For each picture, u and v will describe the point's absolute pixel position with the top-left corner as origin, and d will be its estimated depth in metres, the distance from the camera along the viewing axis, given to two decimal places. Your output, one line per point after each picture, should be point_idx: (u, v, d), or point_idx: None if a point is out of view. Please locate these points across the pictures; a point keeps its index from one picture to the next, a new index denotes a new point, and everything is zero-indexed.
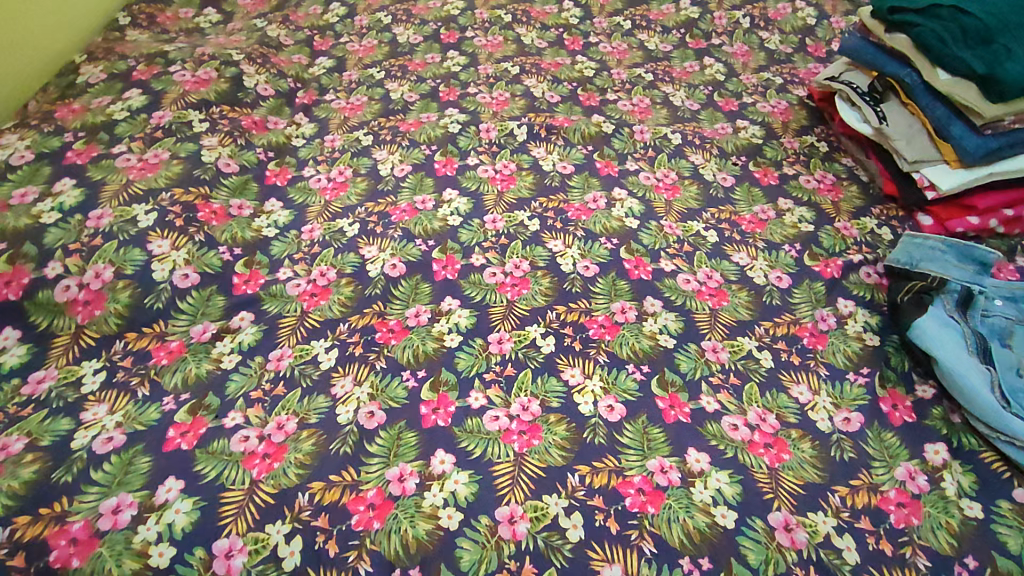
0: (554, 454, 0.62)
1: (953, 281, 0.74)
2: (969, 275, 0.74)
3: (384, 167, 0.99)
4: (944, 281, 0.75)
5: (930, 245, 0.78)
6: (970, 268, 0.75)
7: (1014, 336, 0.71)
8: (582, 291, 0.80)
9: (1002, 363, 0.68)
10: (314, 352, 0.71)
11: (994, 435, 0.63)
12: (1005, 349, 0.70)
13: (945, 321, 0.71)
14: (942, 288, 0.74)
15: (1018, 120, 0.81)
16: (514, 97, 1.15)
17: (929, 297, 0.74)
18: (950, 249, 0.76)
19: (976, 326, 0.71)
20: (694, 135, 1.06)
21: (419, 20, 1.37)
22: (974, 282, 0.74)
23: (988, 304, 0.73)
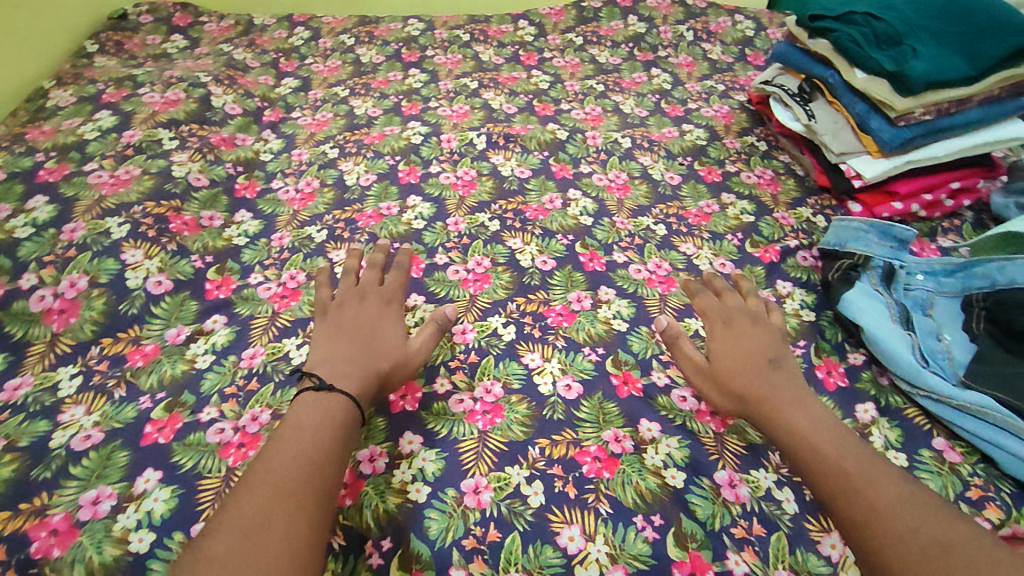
0: (516, 429, 0.66)
1: (877, 258, 0.81)
2: (889, 252, 0.82)
3: (350, 177, 1.03)
4: (868, 258, 0.81)
5: (855, 227, 0.84)
6: (889, 245, 0.82)
7: (935, 306, 0.78)
8: (540, 283, 0.85)
9: (924, 329, 0.75)
10: (286, 349, 0.75)
11: (917, 392, 0.69)
12: (927, 317, 0.77)
13: (871, 294, 0.78)
14: (867, 264, 0.81)
15: (927, 112, 0.89)
16: (473, 109, 1.22)
17: (855, 273, 0.81)
18: (872, 228, 0.83)
19: (899, 298, 0.78)
20: (642, 139, 1.13)
21: (381, 41, 1.44)
22: (895, 258, 0.81)
23: (909, 279, 0.80)
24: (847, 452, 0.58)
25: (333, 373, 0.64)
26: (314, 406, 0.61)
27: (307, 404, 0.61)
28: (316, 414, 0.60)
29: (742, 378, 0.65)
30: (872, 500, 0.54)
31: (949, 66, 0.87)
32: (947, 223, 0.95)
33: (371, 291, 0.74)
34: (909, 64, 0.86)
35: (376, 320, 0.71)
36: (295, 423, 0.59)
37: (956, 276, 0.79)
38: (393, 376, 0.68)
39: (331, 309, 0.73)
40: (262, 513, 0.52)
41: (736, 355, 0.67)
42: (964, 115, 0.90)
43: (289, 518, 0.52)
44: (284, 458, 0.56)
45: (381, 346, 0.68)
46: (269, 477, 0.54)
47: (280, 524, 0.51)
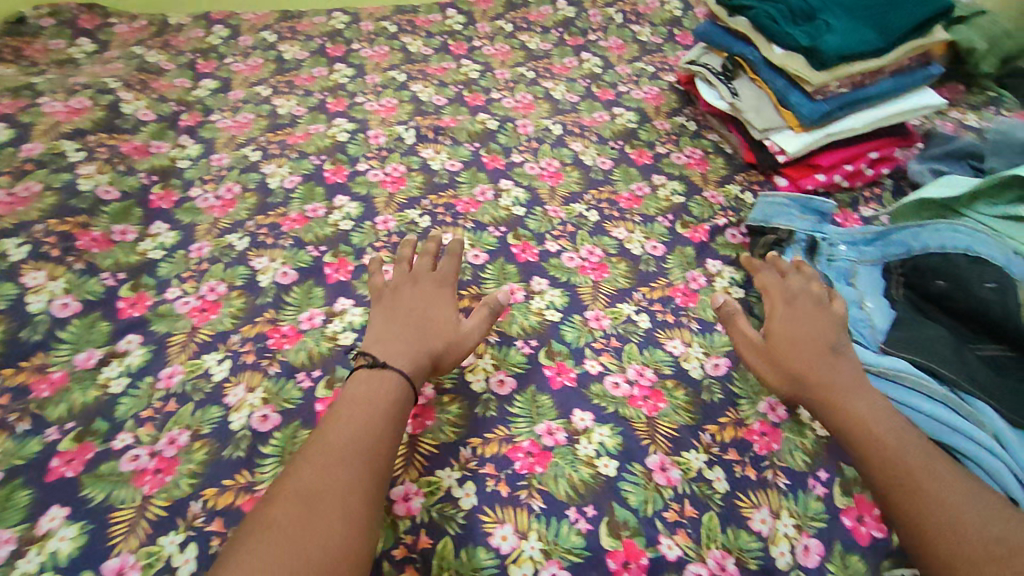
0: (446, 431, 0.65)
1: (799, 232, 0.83)
2: (810, 226, 0.84)
3: (273, 180, 0.99)
4: (791, 233, 0.83)
5: (778, 202, 0.87)
6: (810, 219, 0.85)
7: (858, 275, 0.79)
8: (473, 279, 0.84)
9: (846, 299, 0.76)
10: (206, 366, 0.71)
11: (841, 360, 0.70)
12: (850, 287, 0.78)
13: None
14: (790, 239, 0.83)
15: (843, 85, 0.90)
16: (401, 103, 1.18)
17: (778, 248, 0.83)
18: (794, 203, 0.86)
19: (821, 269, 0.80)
20: (573, 125, 1.12)
21: (304, 37, 1.39)
22: (815, 231, 0.83)
23: (832, 249, 0.82)
24: (904, 438, 0.57)
25: (383, 368, 0.63)
26: (360, 402, 0.60)
27: (358, 382, 0.62)
28: (369, 391, 0.61)
29: (794, 352, 0.65)
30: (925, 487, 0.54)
31: (861, 39, 0.88)
32: (869, 192, 0.97)
33: (423, 274, 0.75)
34: (822, 38, 0.87)
35: (431, 303, 0.72)
36: (356, 413, 0.58)
37: (875, 245, 0.81)
38: (446, 358, 0.68)
39: (387, 293, 0.73)
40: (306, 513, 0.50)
41: (793, 338, 0.67)
42: (878, 86, 0.92)
43: (330, 524, 0.50)
44: (327, 452, 0.55)
45: (434, 324, 0.69)
46: (323, 474, 0.53)
47: (322, 527, 0.49)
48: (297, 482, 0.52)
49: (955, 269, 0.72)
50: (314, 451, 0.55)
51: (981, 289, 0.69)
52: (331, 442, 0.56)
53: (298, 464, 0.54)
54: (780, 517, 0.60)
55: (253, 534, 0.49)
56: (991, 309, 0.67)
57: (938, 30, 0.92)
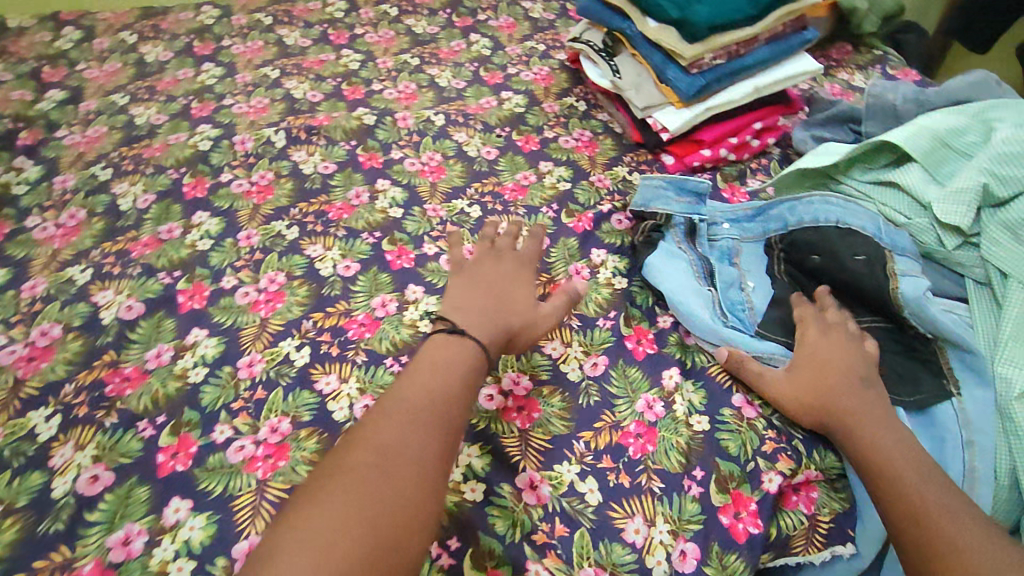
0: (300, 471, 0.61)
1: (676, 216, 0.78)
2: (687, 207, 0.79)
3: (125, 201, 0.90)
4: (669, 217, 0.79)
5: (654, 183, 0.81)
6: (687, 200, 0.79)
7: (741, 254, 0.76)
8: (342, 293, 0.78)
9: (725, 281, 0.73)
10: (31, 425, 0.64)
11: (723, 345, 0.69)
12: (733, 267, 0.75)
13: (672, 253, 0.76)
14: (669, 224, 0.79)
15: (717, 56, 0.87)
16: (273, 102, 1.10)
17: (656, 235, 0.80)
18: (670, 185, 0.80)
19: (703, 251, 0.76)
20: (457, 114, 1.06)
21: (168, 34, 1.27)
22: (693, 212, 0.79)
23: (713, 230, 0.78)
24: (929, 477, 0.53)
25: (456, 351, 0.59)
26: (446, 365, 0.58)
27: (433, 348, 0.59)
28: (448, 357, 0.58)
29: (819, 379, 0.61)
30: (947, 530, 0.49)
31: (731, 7, 0.84)
32: (757, 163, 0.94)
33: (506, 251, 0.71)
34: (691, 8, 0.84)
35: (509, 277, 0.67)
36: (445, 379, 0.57)
37: (757, 221, 0.78)
38: (520, 337, 0.64)
39: (466, 267, 0.69)
40: (374, 480, 0.49)
41: (819, 361, 0.62)
42: (754, 55, 0.89)
43: (401, 496, 0.49)
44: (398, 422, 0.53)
45: (514, 302, 0.65)
46: (399, 436, 0.52)
47: (385, 499, 0.48)
48: (376, 436, 0.52)
49: (828, 242, 0.71)
50: (388, 406, 0.54)
51: (852, 262, 0.68)
52: (407, 402, 0.54)
53: (370, 421, 0.54)
54: (655, 524, 0.57)
55: (319, 488, 0.49)
56: (864, 283, 0.67)
57: None
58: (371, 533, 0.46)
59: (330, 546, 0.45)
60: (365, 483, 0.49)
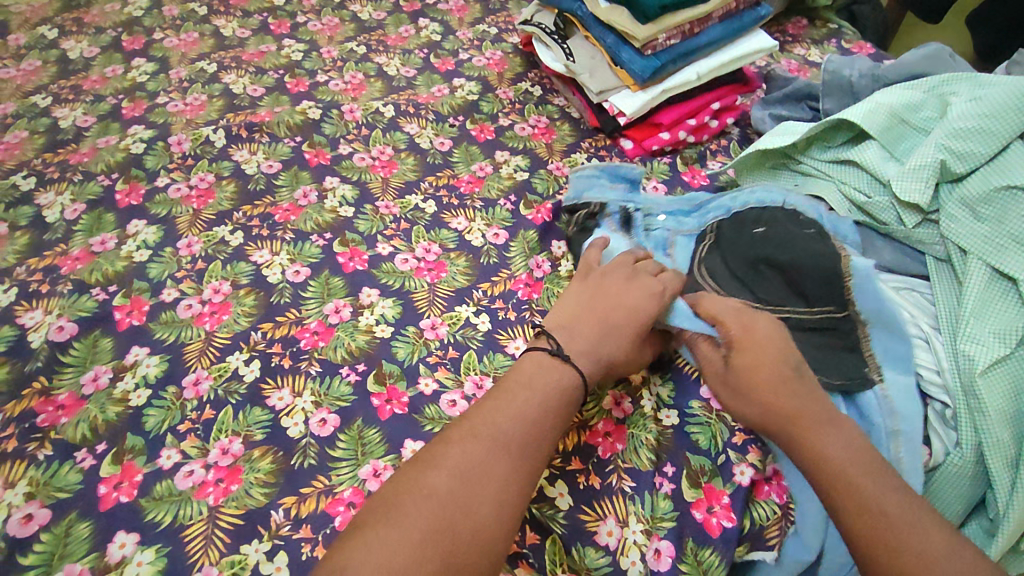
0: (255, 494, 0.57)
1: (611, 204, 0.79)
2: (623, 195, 0.81)
3: (52, 212, 0.84)
4: (604, 205, 0.79)
5: (588, 174, 0.83)
6: (622, 188, 0.82)
7: (675, 246, 0.75)
8: (292, 300, 0.74)
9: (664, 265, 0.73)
10: None
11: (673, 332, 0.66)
12: (666, 258, 0.74)
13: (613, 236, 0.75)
14: (603, 212, 0.79)
15: (672, 36, 0.84)
16: (212, 98, 1.04)
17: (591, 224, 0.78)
18: (603, 172, 0.83)
19: (638, 240, 0.75)
20: (407, 104, 1.02)
21: (94, 29, 1.18)
22: (629, 202, 0.80)
23: (649, 221, 0.78)
24: (886, 483, 0.50)
25: (544, 381, 0.56)
26: (535, 390, 0.56)
27: (538, 365, 0.58)
28: (546, 377, 0.57)
29: (758, 377, 0.58)
30: (911, 543, 0.47)
31: None
32: (715, 144, 0.93)
33: (645, 273, 0.66)
34: None
35: (634, 304, 0.62)
36: (535, 401, 0.55)
37: (693, 216, 0.78)
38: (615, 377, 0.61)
39: (595, 274, 0.67)
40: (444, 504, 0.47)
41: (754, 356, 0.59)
42: (708, 34, 0.87)
43: (477, 529, 0.47)
44: (485, 437, 0.51)
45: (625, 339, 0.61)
46: (482, 457, 0.50)
47: (461, 524, 0.46)
48: (463, 448, 0.51)
49: (774, 219, 0.71)
50: (478, 419, 0.53)
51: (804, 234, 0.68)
52: (498, 424, 0.52)
53: (454, 437, 0.52)
54: (628, 524, 0.57)
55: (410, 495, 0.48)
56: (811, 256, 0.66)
57: None
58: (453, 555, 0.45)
59: (396, 573, 0.43)
60: (435, 506, 0.47)
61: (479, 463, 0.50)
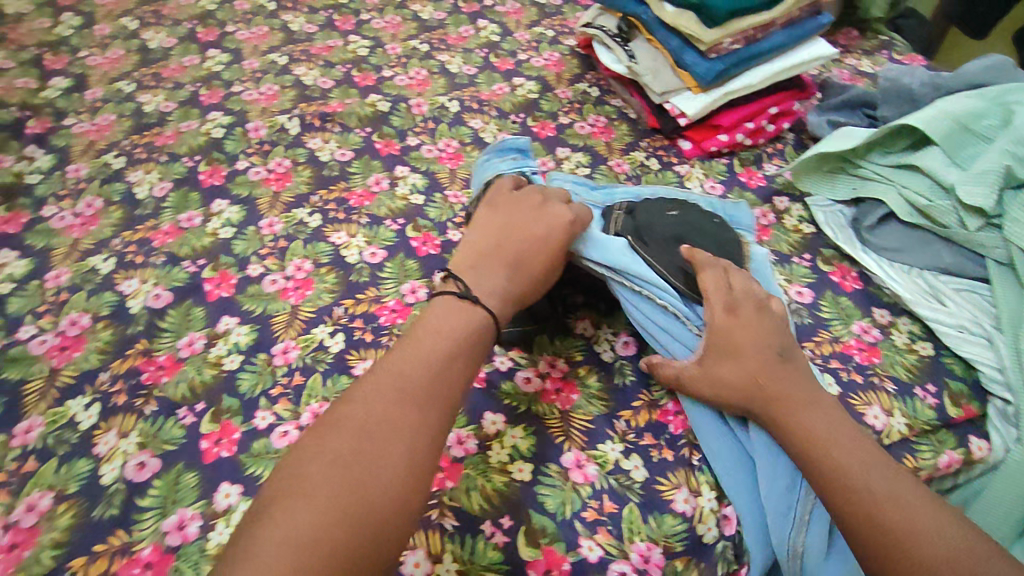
0: None
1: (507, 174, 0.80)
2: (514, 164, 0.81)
3: (141, 189, 0.90)
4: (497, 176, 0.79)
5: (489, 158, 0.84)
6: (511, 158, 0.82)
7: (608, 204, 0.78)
8: (370, 280, 0.78)
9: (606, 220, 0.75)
10: (71, 414, 0.64)
11: (613, 278, 0.68)
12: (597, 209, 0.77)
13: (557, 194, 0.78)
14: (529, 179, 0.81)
15: (735, 41, 0.88)
16: (284, 88, 1.09)
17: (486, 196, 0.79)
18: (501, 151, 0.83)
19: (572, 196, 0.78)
20: (471, 100, 1.06)
21: (171, 21, 1.25)
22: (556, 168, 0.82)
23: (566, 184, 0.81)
24: (859, 457, 0.53)
25: (469, 313, 0.59)
26: (437, 340, 0.56)
27: (444, 315, 0.59)
28: (452, 324, 0.58)
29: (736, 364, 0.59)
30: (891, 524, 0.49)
31: None
32: (771, 148, 0.97)
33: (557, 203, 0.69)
34: None
35: (544, 234, 0.66)
36: (436, 352, 0.55)
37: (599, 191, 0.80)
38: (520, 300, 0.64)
39: (502, 204, 0.70)
40: (380, 467, 0.48)
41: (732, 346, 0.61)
42: (770, 40, 0.90)
43: (392, 481, 0.47)
44: (387, 392, 0.52)
45: (528, 262, 0.64)
46: (395, 411, 0.50)
47: (372, 480, 0.47)
48: (370, 405, 0.51)
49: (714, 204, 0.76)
50: (383, 375, 0.53)
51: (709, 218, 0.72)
52: (403, 376, 0.53)
53: (354, 396, 0.52)
54: (701, 493, 0.60)
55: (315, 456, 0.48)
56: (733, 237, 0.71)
57: None
58: (365, 509, 0.45)
59: (314, 538, 0.43)
60: (363, 476, 0.47)
61: (395, 421, 0.50)
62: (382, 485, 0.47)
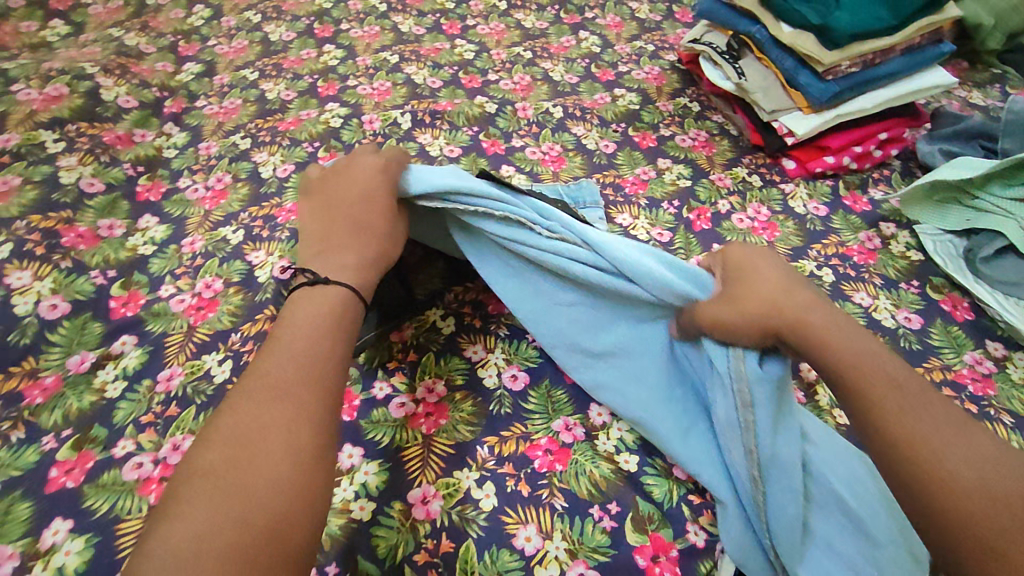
0: (462, 430, 0.63)
1: None
2: None
3: (266, 169, 0.96)
4: None
5: None
6: None
7: None
8: None
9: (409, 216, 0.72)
10: (206, 367, 0.69)
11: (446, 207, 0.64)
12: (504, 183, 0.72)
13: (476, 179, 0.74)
14: None
15: (853, 65, 0.90)
16: (396, 85, 1.14)
17: None
18: None
19: None
20: (574, 107, 1.09)
21: (290, 16, 1.33)
22: None
23: None
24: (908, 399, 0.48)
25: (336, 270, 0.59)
26: (304, 333, 0.53)
27: (298, 309, 0.56)
28: (310, 311, 0.55)
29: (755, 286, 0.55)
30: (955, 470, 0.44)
31: (873, 17, 0.87)
32: (877, 173, 0.96)
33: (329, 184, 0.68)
34: (833, 15, 0.87)
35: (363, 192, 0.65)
36: (308, 340, 0.52)
37: None
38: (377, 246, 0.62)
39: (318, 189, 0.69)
40: (270, 458, 0.45)
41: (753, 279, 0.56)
42: (888, 65, 0.91)
43: (276, 469, 0.45)
44: (254, 394, 0.49)
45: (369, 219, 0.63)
46: (263, 409, 0.48)
47: (255, 478, 0.44)
48: (241, 409, 0.48)
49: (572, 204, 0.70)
50: (250, 380, 0.50)
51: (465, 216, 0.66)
52: (268, 373, 0.50)
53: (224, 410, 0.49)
54: None
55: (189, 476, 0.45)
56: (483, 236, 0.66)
57: (949, 7, 0.91)
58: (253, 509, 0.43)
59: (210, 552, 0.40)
60: (247, 476, 0.44)
61: (270, 414, 0.47)
62: (272, 473, 0.44)
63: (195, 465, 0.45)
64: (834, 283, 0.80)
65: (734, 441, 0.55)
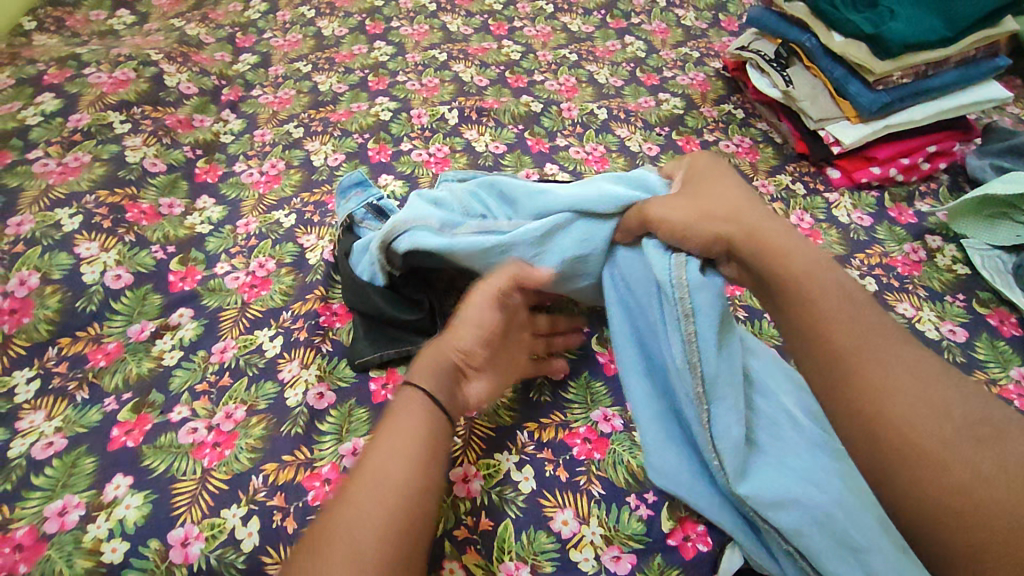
0: (503, 414, 0.64)
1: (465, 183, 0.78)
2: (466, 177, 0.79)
3: (318, 158, 0.99)
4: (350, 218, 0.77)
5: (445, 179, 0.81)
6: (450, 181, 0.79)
7: None
8: None
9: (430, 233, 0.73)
10: (258, 341, 0.71)
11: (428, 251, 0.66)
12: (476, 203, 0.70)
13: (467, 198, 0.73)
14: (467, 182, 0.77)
15: (904, 75, 0.90)
16: (444, 83, 1.17)
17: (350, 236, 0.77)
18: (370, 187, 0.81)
19: None
20: (619, 110, 1.10)
21: (343, 13, 1.36)
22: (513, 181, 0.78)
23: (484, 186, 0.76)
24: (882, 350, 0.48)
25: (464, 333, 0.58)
26: (414, 410, 0.52)
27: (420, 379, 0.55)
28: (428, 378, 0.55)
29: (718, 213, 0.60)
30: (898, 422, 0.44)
31: (927, 28, 0.87)
32: (924, 186, 0.95)
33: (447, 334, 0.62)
34: (886, 26, 0.87)
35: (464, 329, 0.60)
36: (414, 421, 0.51)
37: None
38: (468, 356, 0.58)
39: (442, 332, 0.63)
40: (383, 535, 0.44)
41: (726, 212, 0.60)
42: (940, 78, 0.91)
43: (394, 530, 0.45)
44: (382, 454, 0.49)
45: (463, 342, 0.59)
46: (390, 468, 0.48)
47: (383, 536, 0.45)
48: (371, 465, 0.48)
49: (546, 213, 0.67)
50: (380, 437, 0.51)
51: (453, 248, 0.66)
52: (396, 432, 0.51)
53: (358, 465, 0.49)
54: None
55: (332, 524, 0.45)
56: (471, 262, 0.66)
57: (1008, 21, 0.90)
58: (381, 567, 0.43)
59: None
60: (363, 550, 0.43)
61: (383, 489, 0.46)
62: (398, 519, 0.45)
63: (315, 544, 0.44)
64: (877, 293, 0.80)
65: (681, 381, 0.56)
